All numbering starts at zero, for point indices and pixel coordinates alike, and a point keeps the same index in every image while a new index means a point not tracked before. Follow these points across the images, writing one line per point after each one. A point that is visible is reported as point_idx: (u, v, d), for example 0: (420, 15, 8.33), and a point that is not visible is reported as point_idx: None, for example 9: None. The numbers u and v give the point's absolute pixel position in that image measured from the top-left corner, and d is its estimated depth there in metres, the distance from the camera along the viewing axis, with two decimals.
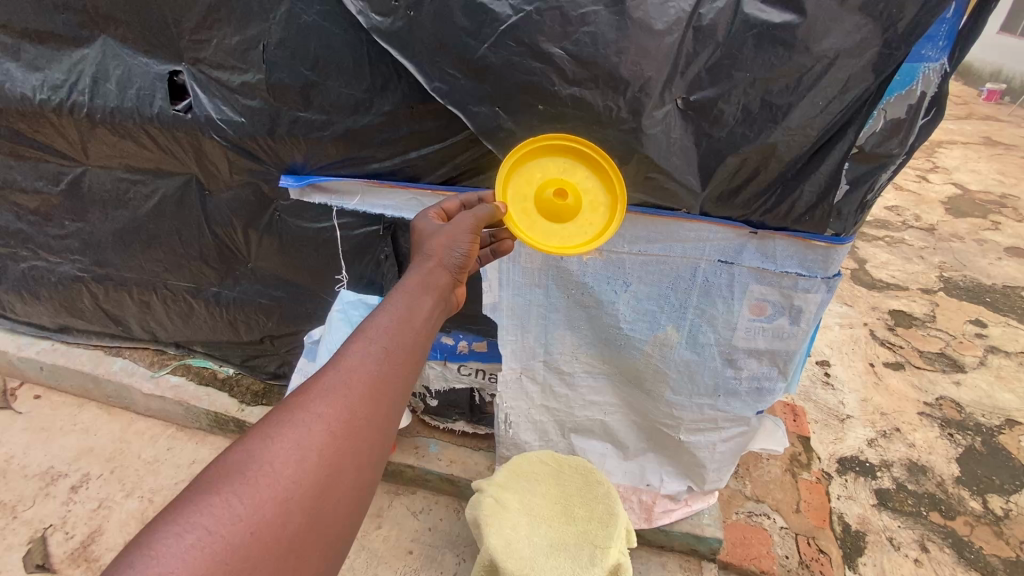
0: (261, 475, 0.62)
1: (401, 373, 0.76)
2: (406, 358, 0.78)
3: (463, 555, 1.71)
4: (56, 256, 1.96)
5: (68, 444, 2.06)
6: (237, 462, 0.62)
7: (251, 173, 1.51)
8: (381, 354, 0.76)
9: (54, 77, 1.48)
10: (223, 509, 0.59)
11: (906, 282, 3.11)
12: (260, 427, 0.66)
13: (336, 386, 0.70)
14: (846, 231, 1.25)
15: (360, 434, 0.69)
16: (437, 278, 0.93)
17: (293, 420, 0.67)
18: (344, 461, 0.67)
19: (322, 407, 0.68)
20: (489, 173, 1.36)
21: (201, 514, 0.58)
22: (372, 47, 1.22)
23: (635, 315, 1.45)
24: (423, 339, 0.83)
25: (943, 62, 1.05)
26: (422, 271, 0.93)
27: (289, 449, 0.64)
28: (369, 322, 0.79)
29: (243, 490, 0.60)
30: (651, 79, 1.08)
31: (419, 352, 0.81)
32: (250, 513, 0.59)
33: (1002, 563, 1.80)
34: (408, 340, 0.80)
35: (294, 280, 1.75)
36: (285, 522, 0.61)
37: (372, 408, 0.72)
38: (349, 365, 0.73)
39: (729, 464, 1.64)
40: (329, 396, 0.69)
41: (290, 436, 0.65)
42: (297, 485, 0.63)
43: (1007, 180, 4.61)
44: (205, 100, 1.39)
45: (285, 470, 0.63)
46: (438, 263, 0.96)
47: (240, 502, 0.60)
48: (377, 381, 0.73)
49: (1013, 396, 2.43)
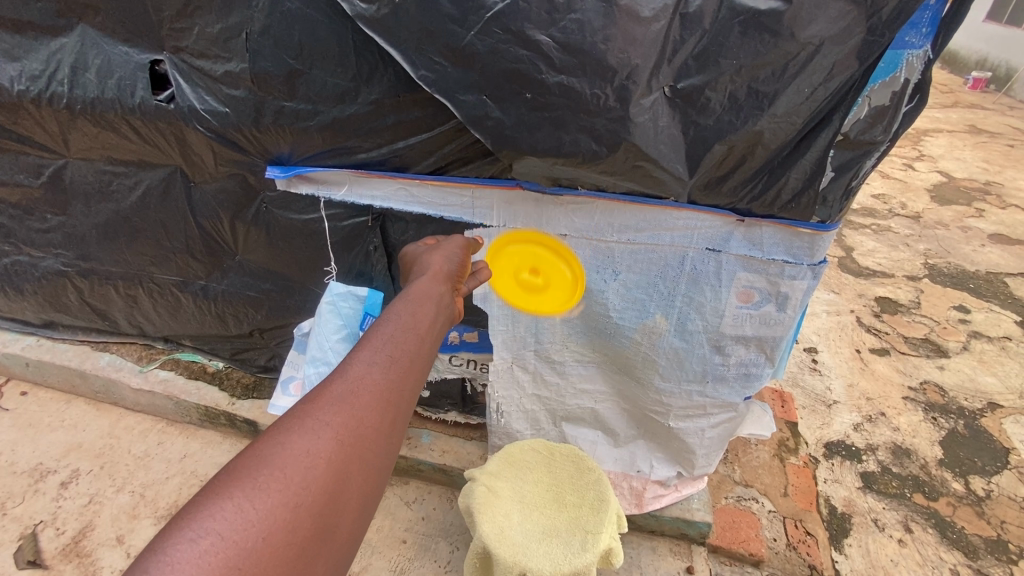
0: (272, 480, 0.62)
1: (409, 378, 0.78)
2: (414, 365, 0.81)
3: (456, 543, 1.72)
4: (39, 250, 1.93)
5: (56, 440, 2.04)
6: (247, 468, 0.62)
7: (236, 164, 1.49)
8: (387, 362, 0.78)
9: (32, 68, 1.45)
10: (236, 515, 0.58)
11: (892, 269, 3.15)
12: (269, 432, 0.67)
13: (345, 392, 0.72)
14: (831, 218, 1.26)
15: (368, 440, 0.70)
16: (438, 290, 0.97)
17: (304, 424, 0.67)
18: (353, 467, 0.68)
19: (333, 413, 0.69)
20: (476, 162, 1.35)
21: (213, 519, 0.57)
22: (357, 34, 1.21)
23: (624, 304, 1.46)
24: (428, 348, 0.85)
25: (926, 49, 1.08)
26: (423, 284, 0.97)
27: (299, 455, 0.65)
28: (375, 332, 0.82)
29: (253, 496, 0.60)
30: (638, 67, 1.08)
31: (424, 360, 0.83)
32: (262, 518, 0.59)
33: (983, 542, 1.84)
34: (413, 348, 0.82)
35: (283, 273, 1.73)
36: (296, 529, 0.61)
37: (381, 414, 0.73)
38: (358, 374, 0.75)
39: (717, 449, 1.66)
40: (338, 403, 0.70)
41: (301, 441, 0.66)
42: (309, 490, 0.63)
43: (991, 168, 4.67)
44: (187, 90, 1.37)
45: (298, 475, 0.63)
46: (436, 279, 1.01)
47: (252, 507, 0.59)
48: (386, 387, 0.75)
49: (994, 380, 2.47)
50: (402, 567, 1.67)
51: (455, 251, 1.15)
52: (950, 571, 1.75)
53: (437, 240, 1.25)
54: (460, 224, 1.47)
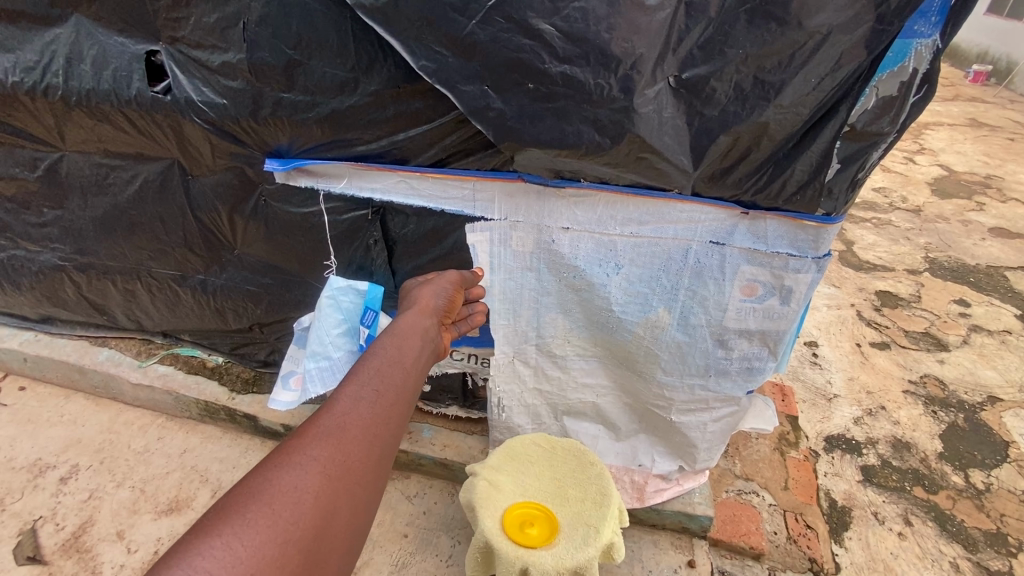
0: (261, 516, 0.66)
1: (391, 416, 0.85)
2: (395, 403, 0.87)
3: (457, 538, 1.72)
4: (36, 244, 1.92)
5: (55, 435, 2.03)
6: (238, 504, 0.67)
7: (234, 156, 1.48)
8: (370, 400, 0.84)
9: (26, 59, 1.43)
10: (226, 551, 0.62)
11: (893, 263, 3.14)
12: (257, 472, 0.71)
13: (330, 432, 0.78)
14: (837, 210, 1.25)
15: (352, 477, 0.76)
16: (420, 328, 1.05)
17: (290, 463, 0.73)
18: (339, 501, 0.73)
19: (318, 451, 0.75)
20: (477, 154, 1.34)
21: (204, 556, 0.61)
22: (357, 24, 1.20)
23: (627, 298, 1.44)
24: (410, 385, 0.93)
25: (936, 38, 1.06)
26: (407, 323, 1.05)
27: (287, 491, 0.70)
28: (358, 373, 0.89)
29: (243, 532, 0.64)
30: (642, 56, 1.06)
31: (406, 397, 0.90)
32: (251, 553, 0.63)
33: (983, 535, 1.84)
34: (395, 386, 0.89)
35: (282, 266, 1.72)
36: (283, 563, 0.65)
37: (364, 451, 0.79)
38: (342, 412, 0.81)
39: (719, 443, 1.65)
40: (324, 441, 0.76)
41: (288, 479, 0.71)
42: (296, 525, 0.68)
43: (992, 161, 4.65)
44: (184, 81, 1.35)
45: (286, 510, 0.68)
46: (420, 316, 1.09)
47: (242, 543, 0.63)
48: (367, 425, 0.81)
49: (995, 373, 2.47)
50: (403, 562, 1.66)
51: (444, 287, 1.22)
52: (951, 563, 1.74)
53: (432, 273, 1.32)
54: (461, 217, 1.46)
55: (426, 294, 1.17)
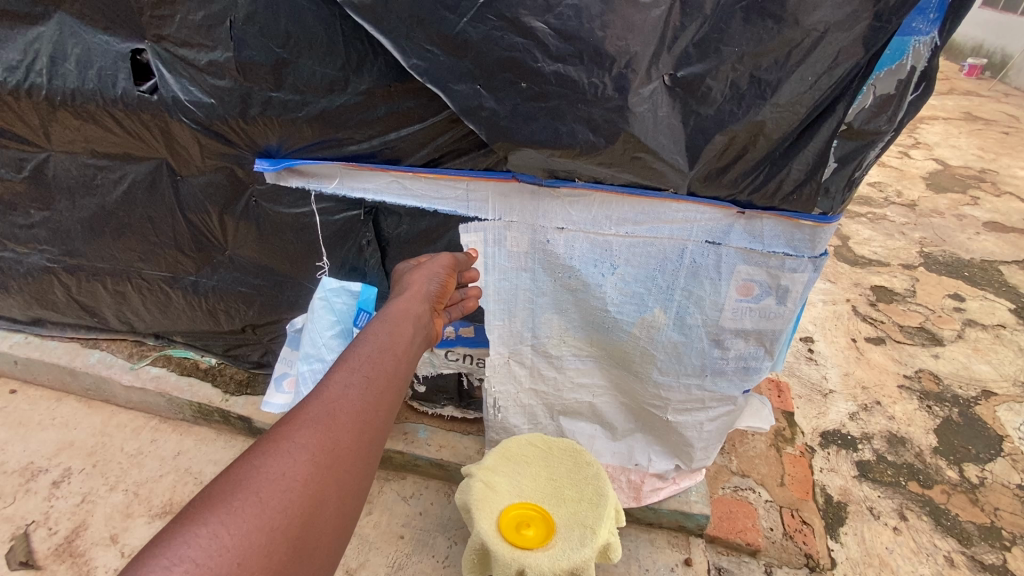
0: (248, 505, 0.65)
1: (382, 402, 0.84)
2: (386, 388, 0.86)
3: (454, 538, 1.71)
4: (23, 247, 1.89)
5: (47, 438, 2.01)
6: (223, 493, 0.65)
7: (224, 156, 1.45)
8: (361, 386, 0.83)
9: (8, 58, 1.40)
10: (212, 540, 0.61)
11: (888, 258, 3.14)
12: (244, 458, 0.70)
13: (319, 418, 0.76)
14: (833, 210, 1.24)
15: (342, 463, 0.74)
16: (411, 313, 1.04)
17: (279, 450, 0.71)
18: (328, 489, 0.71)
19: (306, 438, 0.73)
20: (472, 154, 1.33)
21: (189, 546, 0.60)
22: (345, 21, 1.18)
23: (623, 298, 1.42)
24: (402, 372, 0.91)
25: (934, 36, 1.05)
26: (398, 308, 1.04)
27: (275, 479, 0.68)
28: (348, 358, 0.88)
29: (228, 521, 0.63)
30: (637, 54, 1.05)
31: (399, 385, 0.88)
32: (237, 542, 0.62)
33: (977, 529, 1.84)
34: (386, 371, 0.88)
35: (273, 267, 1.69)
36: (271, 551, 0.64)
37: (355, 438, 0.77)
38: (332, 397, 0.80)
39: (716, 442, 1.64)
40: (313, 426, 0.75)
41: (276, 466, 0.70)
42: (284, 514, 0.66)
43: (986, 155, 4.66)
44: (171, 80, 1.33)
45: (274, 498, 0.67)
46: (412, 300, 1.07)
47: (228, 532, 0.62)
48: (358, 411, 0.80)
49: (989, 367, 2.47)
50: (400, 563, 1.65)
51: (436, 273, 1.20)
52: (945, 558, 1.74)
53: (424, 258, 1.30)
54: (455, 217, 1.44)
55: (419, 279, 1.15)
